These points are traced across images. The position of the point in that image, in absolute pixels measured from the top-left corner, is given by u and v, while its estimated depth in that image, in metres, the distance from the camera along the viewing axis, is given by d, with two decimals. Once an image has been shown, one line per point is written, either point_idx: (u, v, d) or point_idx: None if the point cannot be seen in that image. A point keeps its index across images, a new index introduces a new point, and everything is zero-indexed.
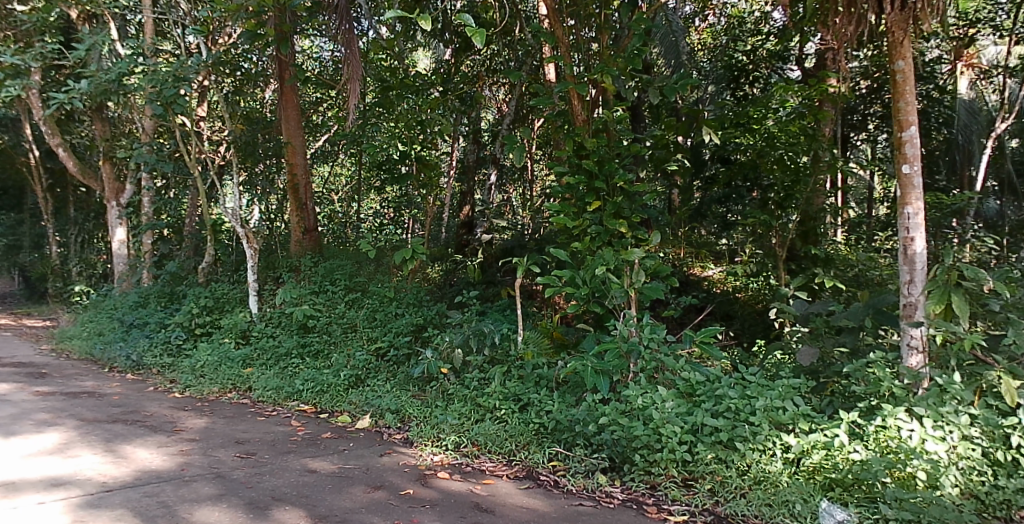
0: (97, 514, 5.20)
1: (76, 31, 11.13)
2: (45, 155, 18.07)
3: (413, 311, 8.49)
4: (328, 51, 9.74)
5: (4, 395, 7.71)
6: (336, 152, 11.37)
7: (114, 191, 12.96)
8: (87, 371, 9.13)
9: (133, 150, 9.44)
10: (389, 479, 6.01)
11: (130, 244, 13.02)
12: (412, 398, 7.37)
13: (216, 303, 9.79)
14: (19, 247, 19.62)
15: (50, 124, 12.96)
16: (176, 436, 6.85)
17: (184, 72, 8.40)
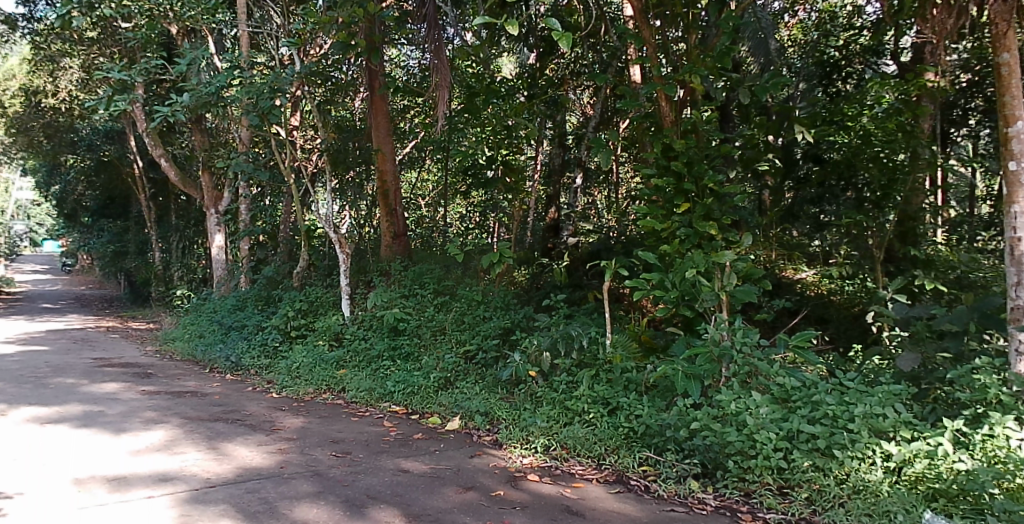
0: (203, 509, 5.42)
1: (176, 46, 11.69)
2: (149, 166, 19.64)
3: (500, 315, 8.48)
4: (415, 59, 9.84)
5: (114, 394, 8.13)
6: (423, 159, 11.49)
7: (212, 199, 13.51)
8: (190, 371, 9.54)
9: (231, 160, 9.77)
10: (480, 481, 6.05)
11: (227, 249, 13.56)
12: (500, 401, 7.39)
13: (310, 307, 10.04)
14: (125, 253, 21.74)
15: (154, 136, 13.61)
16: (274, 435, 7.07)
17: (280, 83, 8.59)
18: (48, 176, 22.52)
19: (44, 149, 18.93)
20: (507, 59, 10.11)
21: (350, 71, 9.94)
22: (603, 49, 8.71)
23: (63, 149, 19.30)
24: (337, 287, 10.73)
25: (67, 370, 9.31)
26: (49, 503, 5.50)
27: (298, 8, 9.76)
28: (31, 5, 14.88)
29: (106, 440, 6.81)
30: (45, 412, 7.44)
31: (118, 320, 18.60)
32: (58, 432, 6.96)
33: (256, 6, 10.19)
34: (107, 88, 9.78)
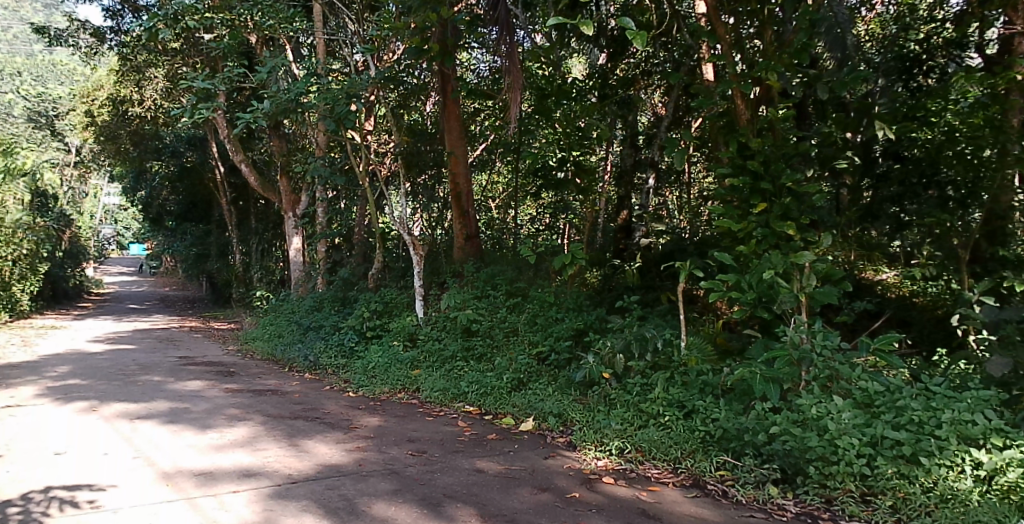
0: (285, 504, 5.55)
1: (256, 55, 12.16)
2: (230, 171, 20.82)
3: (573, 316, 8.46)
4: (486, 62, 9.94)
5: (199, 391, 8.44)
6: (495, 161, 11.38)
7: (291, 203, 14.25)
8: (272, 370, 9.93)
9: (310, 164, 10.37)
10: (555, 482, 6.03)
11: (304, 249, 14.48)
12: (573, 402, 7.38)
13: (385, 308, 10.26)
14: (208, 255, 22.96)
15: (234, 141, 14.14)
16: (352, 433, 7.20)
17: (356, 88, 8.82)
18: (134, 182, 23.29)
19: (130, 155, 20.39)
20: (574, 61, 10.28)
21: (422, 75, 10.04)
22: (675, 46, 8.51)
23: (148, 156, 20.72)
24: (410, 288, 10.87)
25: (155, 368, 9.73)
26: (141, 495, 5.71)
27: (371, 14, 10.03)
28: (118, 19, 15.80)
29: (193, 435, 7.05)
30: (135, 408, 7.77)
31: (201, 320, 19.38)
32: (147, 427, 7.24)
33: (331, 13, 10.56)
34: (191, 98, 9.94)
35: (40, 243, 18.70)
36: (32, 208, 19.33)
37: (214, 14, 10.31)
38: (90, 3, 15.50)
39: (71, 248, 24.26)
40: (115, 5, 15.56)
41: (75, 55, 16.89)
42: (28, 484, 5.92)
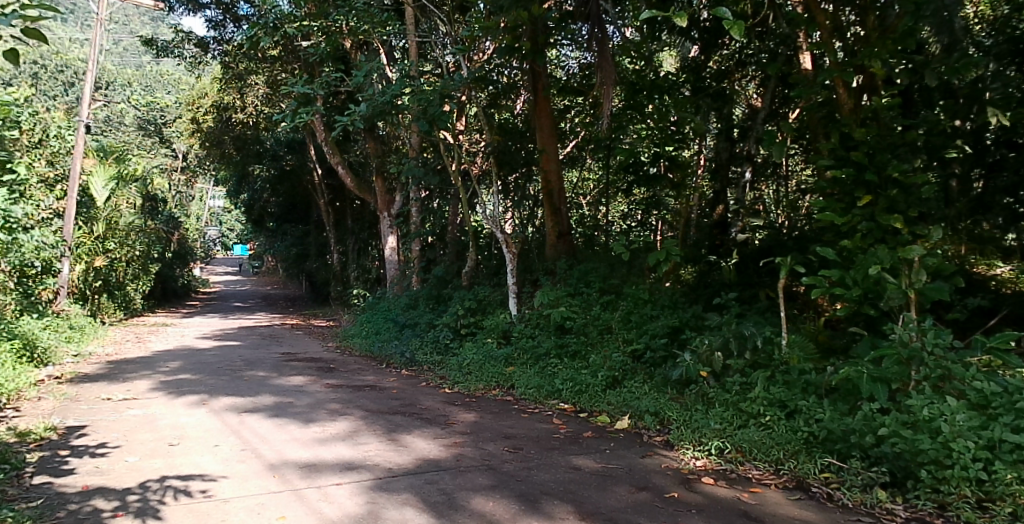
0: (387, 497, 5.65)
1: (351, 59, 12.63)
2: (327, 173, 21.75)
3: (669, 313, 8.35)
4: (576, 59, 10.13)
5: (303, 386, 8.75)
6: (585, 158, 11.47)
7: (385, 203, 14.86)
8: (370, 366, 10.33)
9: (405, 165, 11.04)
10: (653, 481, 5.93)
11: (397, 248, 14.87)
12: (670, 401, 7.29)
13: (478, 305, 10.61)
14: (307, 255, 24.31)
15: (332, 145, 15.26)
16: (449, 429, 7.31)
17: (449, 89, 9.06)
18: (237, 185, 24.52)
19: (234, 159, 21.43)
20: (667, 54, 10.37)
21: (510, 74, 10.08)
22: (770, 37, 8.42)
23: (250, 160, 21.69)
24: (503, 286, 11.07)
25: (259, 363, 10.17)
26: (248, 486, 5.91)
27: (461, 15, 10.37)
28: (221, 29, 16.37)
29: (296, 429, 7.27)
30: (242, 402, 8.10)
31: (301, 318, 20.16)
32: (253, 420, 7.52)
33: (423, 15, 10.90)
34: (291, 102, 10.17)
35: (152, 244, 19.81)
36: (142, 212, 20.46)
37: (313, 21, 10.61)
38: (194, 14, 16.20)
39: (180, 249, 25.60)
40: (218, 15, 16.14)
41: (180, 65, 17.73)
42: (145, 473, 6.23)
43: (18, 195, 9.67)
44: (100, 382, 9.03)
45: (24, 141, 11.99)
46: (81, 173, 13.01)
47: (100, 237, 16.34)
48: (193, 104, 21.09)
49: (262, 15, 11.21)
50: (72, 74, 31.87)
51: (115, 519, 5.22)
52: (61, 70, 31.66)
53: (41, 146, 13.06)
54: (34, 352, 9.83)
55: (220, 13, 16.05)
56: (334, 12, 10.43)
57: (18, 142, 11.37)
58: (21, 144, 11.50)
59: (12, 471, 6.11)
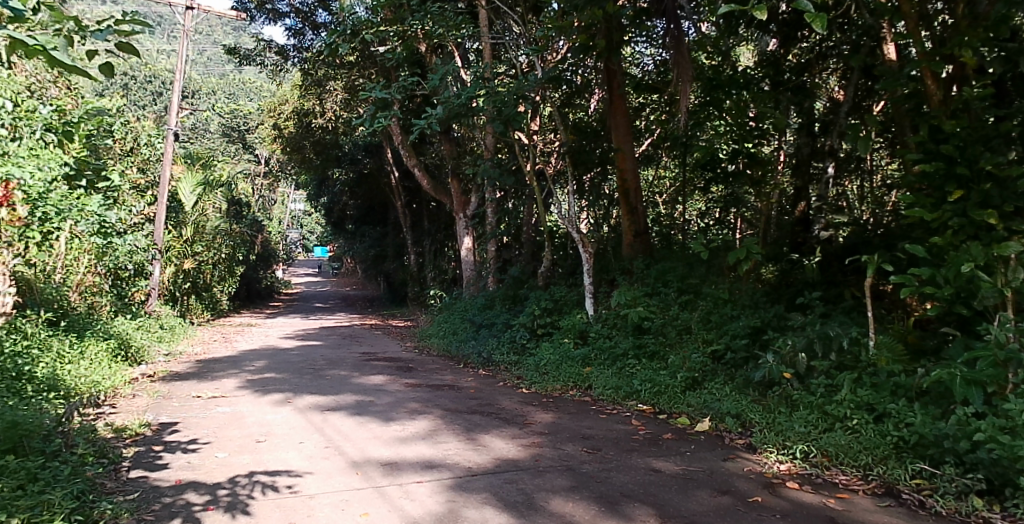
0: (467, 496, 5.69)
1: (426, 63, 12.87)
2: (404, 176, 22.22)
3: (750, 313, 8.23)
4: (652, 56, 10.06)
5: (383, 385, 8.96)
6: (660, 157, 11.37)
7: (461, 204, 15.40)
8: (448, 366, 10.54)
9: (481, 168, 11.17)
10: (736, 485, 5.81)
11: (474, 249, 15.43)
12: (752, 403, 7.17)
13: (555, 305, 10.72)
14: (385, 256, 25.11)
15: (409, 148, 15.70)
16: (527, 428, 7.34)
17: (525, 89, 9.12)
18: (318, 189, 25.41)
19: (314, 164, 22.12)
20: (742, 51, 10.54)
21: (585, 72, 10.18)
22: (852, 28, 8.25)
23: (330, 164, 22.33)
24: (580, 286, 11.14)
25: (340, 362, 10.46)
26: (332, 482, 6.03)
27: (536, 16, 10.37)
28: (300, 37, 16.82)
29: (377, 427, 7.41)
30: (325, 400, 8.30)
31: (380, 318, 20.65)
32: (336, 418, 7.68)
33: (496, 17, 11.12)
34: (370, 107, 10.20)
35: (236, 247, 20.60)
36: (229, 216, 21.30)
37: (389, 27, 10.80)
38: (275, 24, 16.64)
39: (264, 251, 26.50)
40: (297, 24, 16.54)
41: (263, 73, 18.39)
42: (234, 468, 6.42)
43: (112, 201, 10.21)
44: (190, 380, 9.40)
45: (117, 150, 12.65)
46: (169, 180, 13.61)
47: (189, 241, 17.05)
48: (274, 110, 21.76)
49: (341, 22, 11.43)
50: (161, 85, 33.53)
51: (206, 513, 5.40)
52: (151, 80, 33.42)
53: (133, 154, 13.72)
54: (128, 351, 10.31)
55: (299, 21, 16.46)
56: (411, 16, 10.62)
57: (111, 151, 12.05)
58: (112, 152, 12.06)
59: (110, 464, 6.40)
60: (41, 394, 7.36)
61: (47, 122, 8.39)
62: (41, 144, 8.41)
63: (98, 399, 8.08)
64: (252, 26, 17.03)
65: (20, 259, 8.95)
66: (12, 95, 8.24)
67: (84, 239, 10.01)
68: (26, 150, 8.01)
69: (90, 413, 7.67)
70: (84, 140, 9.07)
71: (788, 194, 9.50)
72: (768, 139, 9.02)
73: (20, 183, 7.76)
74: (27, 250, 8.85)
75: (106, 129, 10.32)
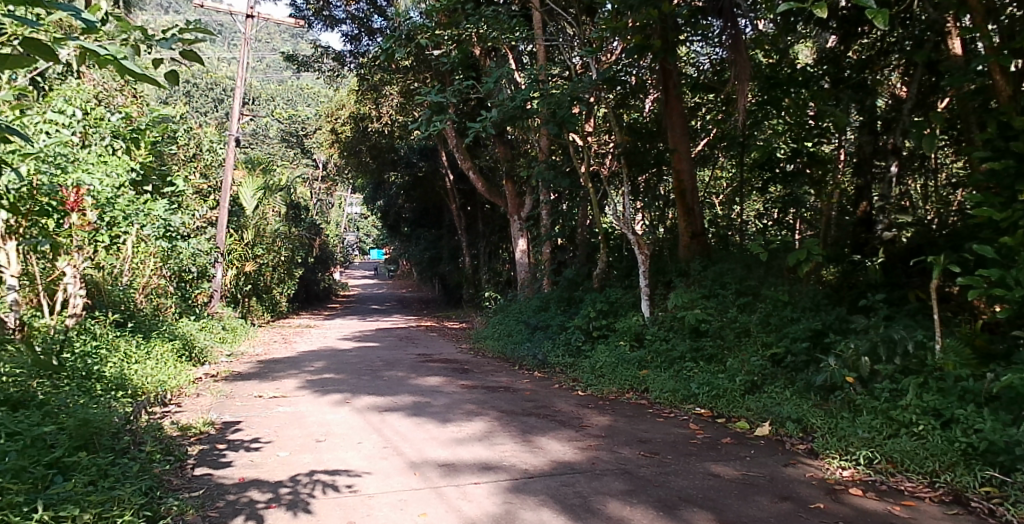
0: (524, 498, 5.69)
1: (480, 66, 13.01)
2: (459, 179, 22.43)
3: (810, 316, 8.10)
4: (707, 54, 9.99)
5: (440, 386, 9.08)
6: (717, 157, 11.29)
7: (515, 207, 15.58)
8: (504, 368, 10.65)
9: (536, 170, 11.26)
10: (797, 491, 5.68)
11: (528, 251, 15.41)
12: (813, 408, 7.03)
13: (610, 308, 10.73)
14: (440, 258, 25.51)
15: (464, 151, 15.93)
16: (584, 431, 7.33)
17: (579, 91, 9.14)
18: (373, 193, 25.91)
19: (371, 167, 22.53)
20: (802, 47, 10.52)
21: (640, 72, 10.13)
22: (915, 23, 8.01)
23: (386, 168, 22.73)
24: (636, 288, 11.11)
25: (397, 364, 10.62)
26: (391, 482, 6.10)
27: (589, 17, 10.40)
28: (356, 42, 17.11)
29: (434, 428, 7.49)
30: (383, 401, 8.42)
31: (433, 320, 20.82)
32: (394, 419, 7.77)
33: (550, 19, 11.19)
34: (425, 111, 10.30)
35: (296, 250, 21.06)
36: (289, 220, 21.76)
37: (444, 31, 10.92)
38: (332, 30, 16.95)
39: (323, 254, 26.99)
40: (353, 30, 16.82)
41: (320, 79, 18.82)
42: (295, 467, 6.54)
43: (177, 205, 10.52)
44: (252, 381, 9.64)
45: (180, 156, 13.02)
46: (230, 185, 13.95)
47: (251, 244, 17.51)
48: (331, 115, 22.19)
49: (397, 28, 11.60)
50: (223, 92, 34.71)
51: (268, 511, 5.51)
52: (213, 88, 34.60)
53: (196, 160, 14.15)
54: (191, 352, 10.63)
55: (355, 27, 16.74)
56: (465, 20, 10.74)
57: (174, 157, 12.42)
58: (176, 158, 12.46)
59: (177, 462, 6.59)
60: (111, 393, 7.63)
61: (116, 129, 8.67)
62: (110, 151, 8.67)
63: (164, 398, 8.34)
64: (310, 33, 17.40)
65: (91, 262, 9.32)
66: (83, 104, 8.53)
67: (150, 243, 10.34)
68: (96, 157, 8.29)
69: (157, 412, 7.90)
70: (149, 146, 9.34)
71: (848, 195, 9.23)
72: (828, 138, 9.01)
73: (90, 189, 8.07)
74: (97, 254, 9.21)
75: (170, 135, 10.60)
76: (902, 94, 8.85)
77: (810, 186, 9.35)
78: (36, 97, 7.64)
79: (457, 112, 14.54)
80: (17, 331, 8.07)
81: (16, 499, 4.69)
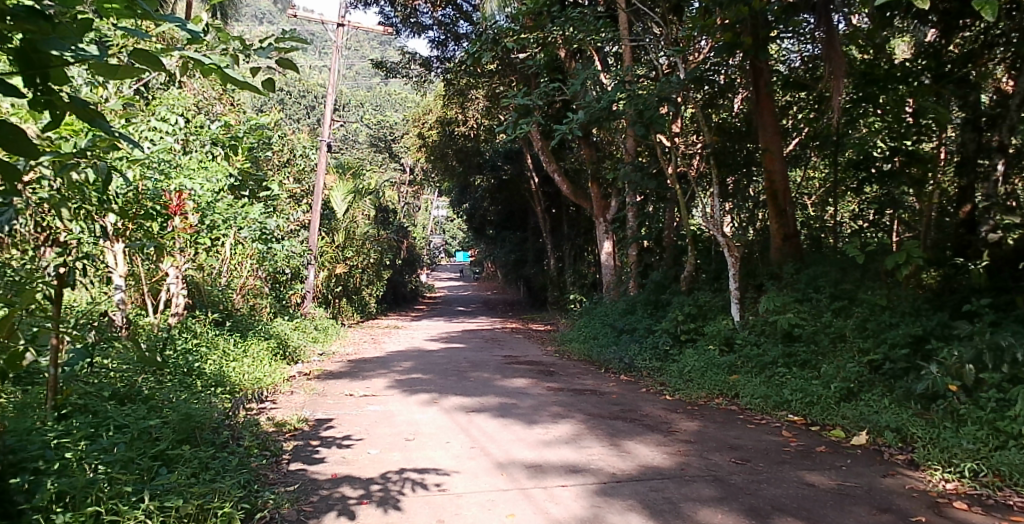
0: (611, 502, 5.62)
1: (566, 68, 13.12)
2: (544, 182, 22.58)
3: (910, 321, 7.81)
4: (799, 52, 9.94)
5: (526, 389, 9.20)
6: (808, 155, 11.02)
7: (601, 208, 15.65)
8: (589, 371, 10.69)
9: (622, 171, 11.22)
10: (897, 503, 5.41)
11: (614, 253, 15.67)
12: (914, 417, 6.74)
13: (699, 311, 10.65)
14: (525, 261, 25.75)
15: (549, 153, 16.15)
16: (672, 436, 7.25)
17: (668, 91, 9.11)
18: (459, 196, 26.44)
19: (456, 171, 23.01)
20: (899, 42, 10.24)
21: (729, 72, 10.21)
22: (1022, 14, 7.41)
23: (472, 172, 23.23)
24: (725, 291, 10.99)
25: (484, 365, 10.79)
26: (479, 482, 6.14)
27: (676, 16, 10.35)
28: (443, 48, 17.44)
29: (521, 429, 7.55)
30: (470, 402, 8.53)
31: (517, 322, 20.99)
32: (480, 420, 7.88)
33: (636, 18, 11.21)
34: (511, 114, 10.44)
35: (385, 252, 21.56)
36: (376, 222, 22.35)
37: (530, 34, 11.11)
38: (419, 36, 17.32)
39: (411, 256, 27.57)
40: (440, 36, 17.16)
41: (408, 85, 19.31)
42: (386, 465, 6.67)
43: (273, 209, 10.97)
44: (345, 380, 9.96)
45: (275, 161, 13.55)
46: (322, 189, 14.42)
47: (342, 246, 18.12)
48: (419, 119, 22.58)
49: (484, 33, 11.82)
50: (314, 99, 36.13)
51: (360, 507, 5.63)
52: (305, 96, 36.07)
53: (290, 165, 14.47)
54: (287, 351, 11.10)
55: (442, 33, 17.07)
56: (552, 24, 10.86)
57: (269, 162, 12.93)
58: (272, 163, 13.01)
59: (272, 457, 6.81)
60: (210, 389, 7.97)
61: (215, 137, 8.82)
62: (209, 157, 8.94)
63: (261, 395, 8.68)
64: (399, 40, 17.87)
65: (193, 264, 9.80)
66: (185, 113, 8.78)
67: (249, 247, 10.81)
68: (196, 163, 8.58)
69: (254, 408, 8.21)
70: (248, 152, 9.65)
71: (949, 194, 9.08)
72: (928, 135, 9.14)
73: (192, 194, 8.49)
74: (197, 256, 9.66)
75: (268, 142, 11.03)
76: (1009, 88, 8.42)
77: (910, 185, 9.08)
78: (142, 105, 7.92)
79: (543, 115, 14.75)
80: (123, 329, 8.38)
81: (125, 488, 4.83)
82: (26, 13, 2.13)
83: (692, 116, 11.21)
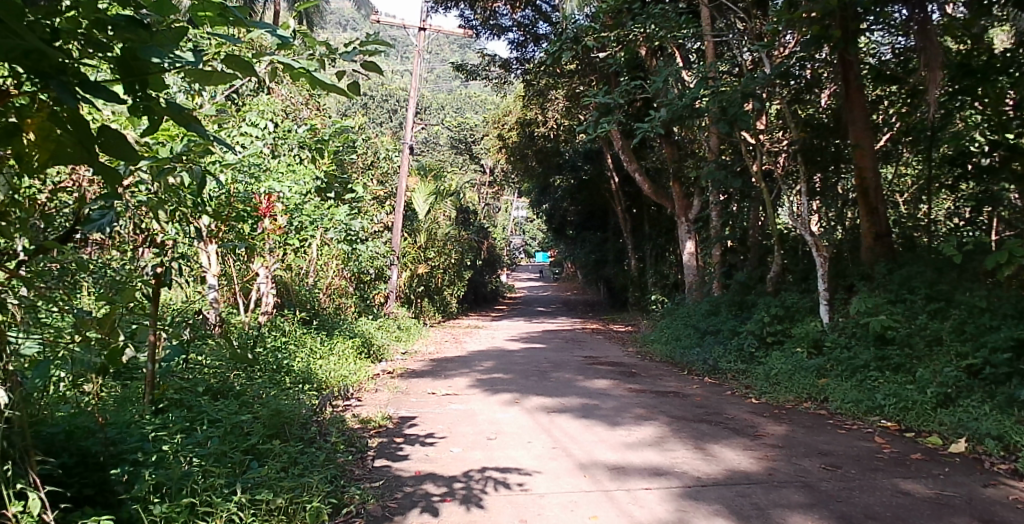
0: (697, 506, 5.52)
1: (646, 66, 13.06)
2: (625, 180, 22.49)
3: (1013, 324, 7.43)
4: (891, 45, 9.71)
5: (609, 390, 9.19)
6: (901, 151, 10.67)
7: (682, 208, 15.51)
8: (672, 373, 10.60)
9: (705, 170, 11.13)
10: (1001, 515, 5.14)
11: (696, 253, 15.48)
12: (1017, 425, 6.38)
13: (786, 312, 10.42)
14: (604, 261, 25.61)
15: (630, 153, 16.17)
16: (760, 440, 7.11)
17: (751, 87, 8.98)
18: (539, 197, 26.66)
19: (536, 171, 23.25)
20: (999, 31, 9.86)
21: (816, 67, 10.11)
22: None
23: (551, 171, 23.52)
24: (812, 292, 10.70)
25: (567, 366, 10.84)
26: (561, 482, 6.14)
27: (761, 10, 10.20)
28: (522, 49, 17.53)
29: (605, 431, 7.53)
30: (551, 402, 8.56)
31: (594, 323, 20.93)
32: (563, 420, 7.91)
33: (720, 14, 11.11)
34: (593, 113, 10.48)
35: (465, 252, 21.89)
36: (455, 222, 22.69)
37: (611, 33, 11.14)
38: (498, 37, 17.42)
39: (490, 256, 27.88)
40: (519, 37, 17.26)
41: (488, 86, 19.53)
42: (469, 463, 6.74)
43: (358, 211, 11.27)
44: (428, 379, 10.16)
45: (362, 165, 13.89)
46: (405, 190, 14.76)
47: (424, 247, 18.49)
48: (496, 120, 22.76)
49: (567, 32, 11.88)
50: (394, 103, 36.96)
51: (444, 504, 5.71)
52: (386, 100, 36.90)
53: (375, 167, 14.85)
54: (372, 349, 11.41)
55: (521, 34, 17.18)
56: (633, 21, 10.85)
57: (359, 165, 13.28)
58: (357, 167, 13.37)
59: (358, 452, 7.00)
60: (299, 385, 8.24)
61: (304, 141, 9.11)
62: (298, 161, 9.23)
63: (346, 392, 8.94)
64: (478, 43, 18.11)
65: (282, 265, 10.16)
66: (277, 118, 9.04)
67: (336, 247, 11.17)
68: (286, 166, 8.83)
69: (341, 405, 8.47)
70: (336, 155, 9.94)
71: None
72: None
73: (281, 196, 8.79)
74: (285, 257, 10.00)
75: (358, 145, 11.33)
76: None
77: (1012, 181, 8.65)
78: (236, 112, 8.19)
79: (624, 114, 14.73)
80: (217, 327, 8.72)
81: (218, 481, 4.98)
82: (126, 22, 2.10)
83: (778, 112, 11.05)
